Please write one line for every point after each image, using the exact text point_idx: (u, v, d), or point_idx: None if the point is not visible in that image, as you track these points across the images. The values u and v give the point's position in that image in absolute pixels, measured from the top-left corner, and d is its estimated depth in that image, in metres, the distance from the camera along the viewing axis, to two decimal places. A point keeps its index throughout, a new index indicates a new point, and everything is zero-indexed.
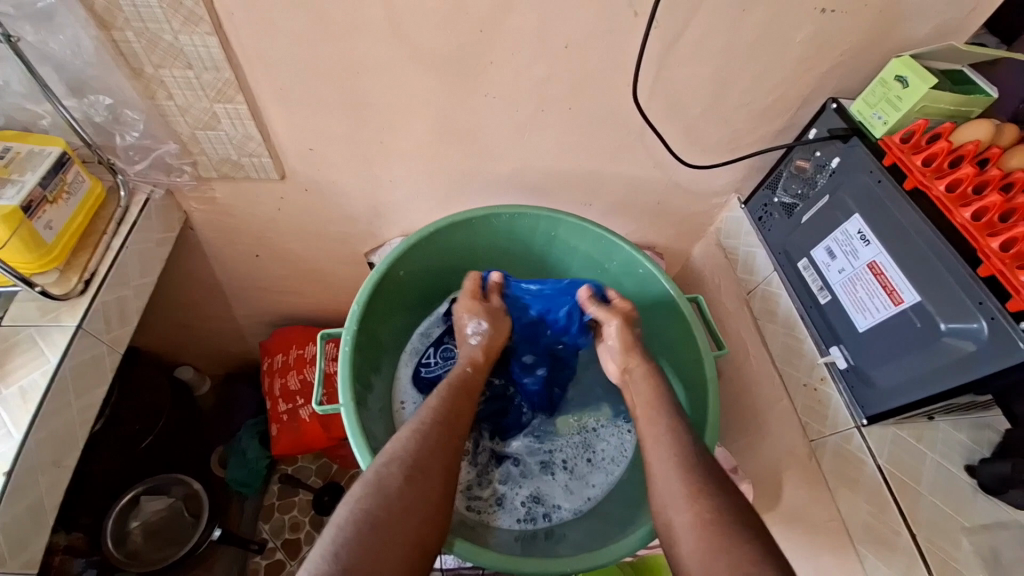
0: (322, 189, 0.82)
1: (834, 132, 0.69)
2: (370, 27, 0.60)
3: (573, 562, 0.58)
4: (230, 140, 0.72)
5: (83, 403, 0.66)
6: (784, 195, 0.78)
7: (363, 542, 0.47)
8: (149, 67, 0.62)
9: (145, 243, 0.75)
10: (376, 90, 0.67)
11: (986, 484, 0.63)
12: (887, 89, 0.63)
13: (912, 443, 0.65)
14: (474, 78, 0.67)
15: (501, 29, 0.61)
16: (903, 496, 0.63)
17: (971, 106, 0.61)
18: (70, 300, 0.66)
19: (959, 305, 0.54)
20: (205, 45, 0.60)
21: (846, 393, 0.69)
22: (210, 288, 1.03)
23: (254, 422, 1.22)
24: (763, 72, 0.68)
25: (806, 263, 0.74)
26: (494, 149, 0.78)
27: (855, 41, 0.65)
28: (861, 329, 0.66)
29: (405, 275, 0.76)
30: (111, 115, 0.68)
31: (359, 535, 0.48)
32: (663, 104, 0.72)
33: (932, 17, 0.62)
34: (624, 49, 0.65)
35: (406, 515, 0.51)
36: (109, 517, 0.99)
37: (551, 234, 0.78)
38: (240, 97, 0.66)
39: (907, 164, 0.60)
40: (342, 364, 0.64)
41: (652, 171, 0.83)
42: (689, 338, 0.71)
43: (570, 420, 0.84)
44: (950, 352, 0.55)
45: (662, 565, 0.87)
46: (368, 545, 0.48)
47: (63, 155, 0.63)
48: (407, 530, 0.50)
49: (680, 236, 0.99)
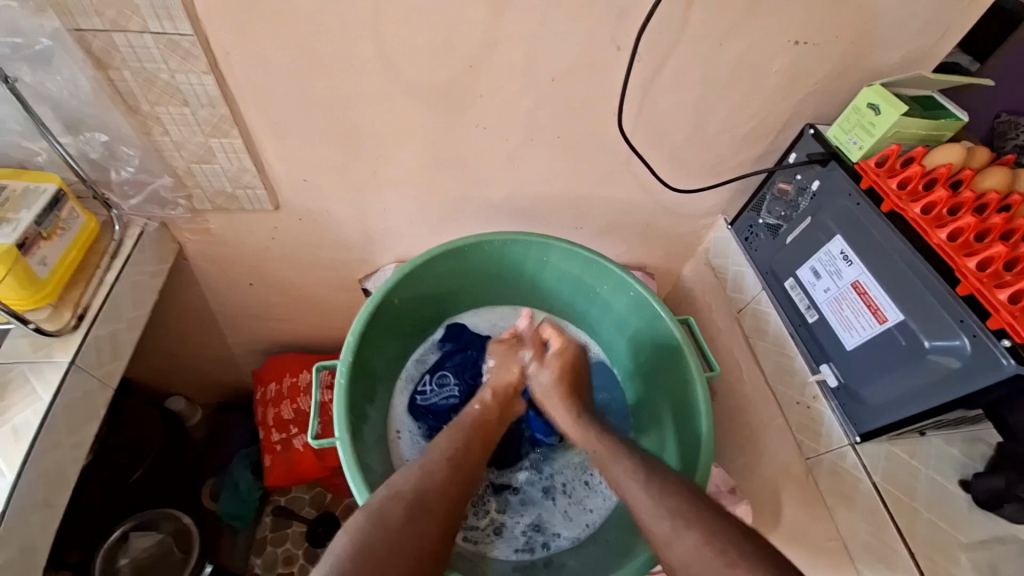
0: (316, 218, 0.83)
1: (813, 157, 0.72)
2: (361, 63, 0.62)
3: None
4: (224, 173, 0.73)
5: (75, 440, 0.65)
6: (768, 217, 0.80)
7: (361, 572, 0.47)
8: (145, 105, 0.64)
9: (139, 275, 0.75)
10: (368, 123, 0.69)
11: (981, 500, 0.63)
12: (861, 116, 0.66)
13: (906, 459, 0.66)
14: (464, 110, 0.69)
15: (489, 64, 0.63)
16: (900, 513, 0.64)
17: (942, 130, 0.64)
18: (63, 336, 0.66)
19: (942, 324, 0.56)
20: (201, 83, 0.62)
21: (838, 410, 0.70)
22: (204, 317, 1.03)
23: (245, 453, 1.20)
24: (743, 100, 0.71)
25: (792, 283, 0.76)
26: (485, 177, 0.79)
27: (829, 70, 0.67)
28: (849, 348, 0.67)
29: (399, 303, 0.77)
30: (107, 151, 0.69)
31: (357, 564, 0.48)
32: (648, 132, 0.75)
33: (900, 47, 0.65)
34: (608, 80, 0.67)
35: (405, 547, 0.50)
36: (99, 555, 0.97)
37: (542, 259, 0.80)
38: (235, 132, 0.68)
39: (883, 187, 0.62)
40: (337, 395, 0.64)
41: (640, 195, 0.85)
42: (681, 359, 0.72)
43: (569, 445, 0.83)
44: (936, 369, 0.56)
45: None
46: None
47: (58, 192, 0.64)
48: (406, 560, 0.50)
49: (670, 257, 1.00)
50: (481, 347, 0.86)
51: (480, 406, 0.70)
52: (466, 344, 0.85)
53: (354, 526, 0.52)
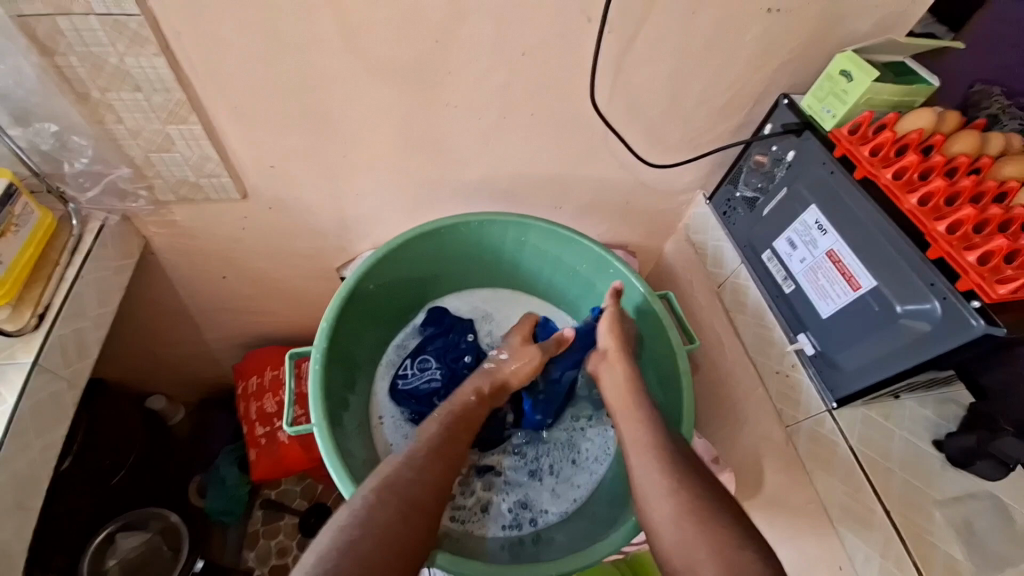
0: (287, 206, 0.80)
1: (788, 127, 0.71)
2: (323, 40, 0.59)
3: (571, 563, 0.59)
4: (186, 161, 0.70)
5: (45, 442, 0.63)
6: (745, 190, 0.80)
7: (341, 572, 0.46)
8: (95, 91, 0.60)
9: (102, 271, 0.72)
10: (334, 104, 0.66)
11: (954, 458, 0.65)
12: (834, 84, 0.66)
13: (882, 422, 0.68)
14: (435, 89, 0.67)
15: (457, 38, 0.61)
16: (876, 475, 0.66)
17: (914, 96, 0.64)
18: (24, 336, 0.63)
19: (913, 287, 0.56)
20: (153, 66, 0.58)
21: (816, 377, 0.71)
22: (178, 313, 1.00)
23: (232, 448, 1.18)
24: (717, 70, 0.70)
25: (769, 254, 0.76)
26: (460, 157, 0.78)
27: (802, 38, 0.67)
28: (825, 316, 0.68)
29: (376, 289, 0.75)
30: (58, 142, 0.66)
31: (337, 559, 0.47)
32: (623, 106, 0.73)
33: (872, 12, 0.65)
34: (581, 53, 0.65)
35: (392, 541, 0.50)
36: (85, 556, 0.96)
37: (521, 239, 0.79)
38: (194, 118, 0.65)
39: (856, 155, 0.62)
40: (313, 383, 0.63)
41: (618, 172, 0.85)
42: (663, 334, 0.72)
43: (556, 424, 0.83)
44: (908, 332, 0.57)
45: (652, 561, 0.86)
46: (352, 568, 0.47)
47: (9, 186, 0.60)
48: (385, 551, 0.49)
49: (651, 234, 1.00)
50: (463, 329, 0.84)
51: (464, 391, 0.70)
52: (448, 328, 0.84)
53: (341, 518, 0.51)
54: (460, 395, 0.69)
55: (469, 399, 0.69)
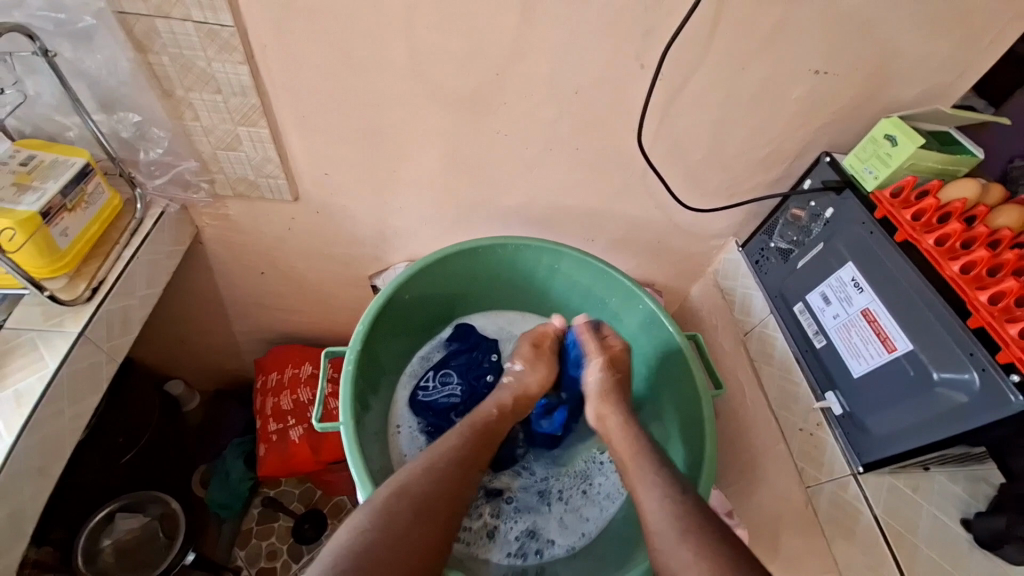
0: (333, 212, 0.84)
1: (828, 183, 0.72)
2: (391, 62, 0.63)
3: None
4: (248, 161, 0.74)
5: (76, 411, 0.66)
6: (780, 241, 0.81)
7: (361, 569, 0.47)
8: (179, 89, 0.65)
9: (154, 254, 0.76)
10: (391, 121, 0.70)
11: (982, 540, 0.61)
12: (878, 147, 0.67)
13: (909, 493, 0.65)
14: (488, 117, 0.70)
15: (515, 72, 0.65)
16: (900, 547, 0.63)
17: (959, 165, 0.65)
18: (76, 307, 0.67)
19: (952, 355, 0.55)
20: (235, 72, 0.63)
21: (842, 439, 0.69)
22: (211, 303, 1.04)
23: (239, 441, 1.19)
24: (762, 123, 0.72)
25: (801, 307, 0.76)
26: (502, 182, 0.80)
27: (848, 100, 0.69)
28: (856, 375, 0.67)
29: (410, 299, 0.77)
30: (138, 131, 0.71)
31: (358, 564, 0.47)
32: (666, 148, 0.76)
33: (920, 82, 0.66)
34: (632, 96, 0.68)
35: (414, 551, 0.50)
36: (82, 534, 0.97)
37: (553, 266, 0.80)
38: (263, 122, 0.69)
39: (898, 218, 0.63)
40: (343, 382, 0.64)
41: (654, 211, 0.86)
42: (688, 374, 0.72)
43: (574, 451, 0.82)
44: (944, 401, 0.56)
45: None
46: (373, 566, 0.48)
47: (86, 166, 0.65)
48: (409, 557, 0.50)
49: (680, 275, 1.01)
50: (488, 348, 0.85)
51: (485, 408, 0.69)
52: (473, 345, 0.85)
53: (363, 522, 0.51)
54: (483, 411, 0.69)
55: (488, 417, 0.68)
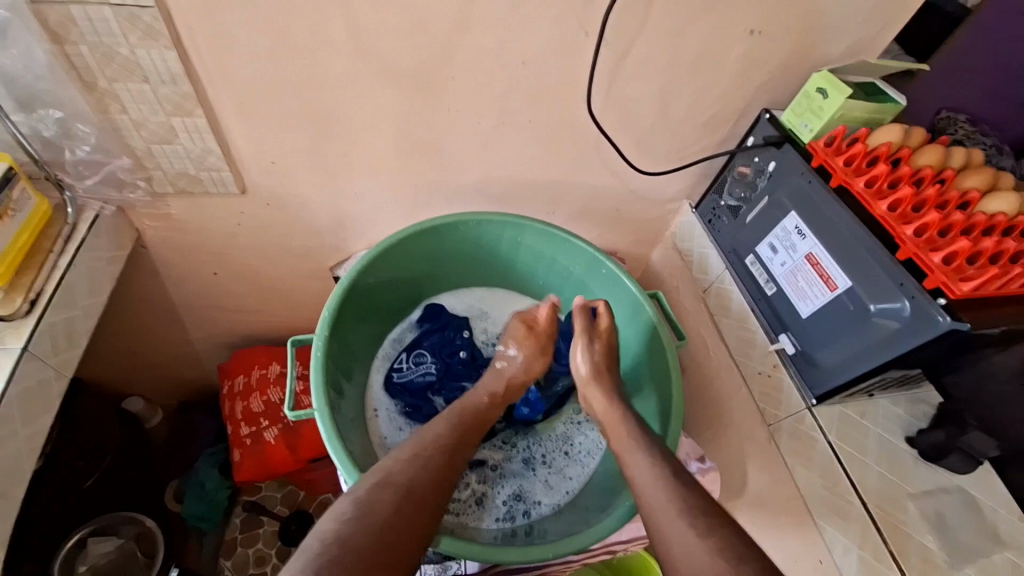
0: (285, 203, 0.81)
1: (769, 140, 0.76)
2: (332, 39, 0.61)
3: (569, 547, 0.61)
4: (188, 154, 0.71)
5: (30, 432, 0.62)
6: (730, 199, 0.84)
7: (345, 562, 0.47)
8: (102, 80, 0.61)
9: (95, 261, 0.72)
10: (338, 103, 0.68)
11: (925, 453, 0.69)
12: (811, 101, 0.71)
13: (857, 418, 0.71)
14: (438, 93, 0.69)
15: (461, 45, 0.64)
16: (853, 467, 0.69)
17: (883, 113, 0.70)
18: (14, 323, 0.62)
19: (883, 287, 0.60)
20: (163, 58, 0.60)
21: (796, 376, 0.74)
22: (164, 310, 0.99)
23: (212, 450, 1.16)
24: (705, 84, 0.74)
25: (752, 259, 0.80)
26: (457, 160, 0.80)
27: (783, 57, 0.72)
28: (804, 316, 0.71)
29: (375, 283, 0.76)
30: (60, 128, 0.66)
31: (338, 553, 0.48)
32: (617, 115, 0.77)
33: (845, 38, 0.70)
34: (579, 64, 0.69)
35: (394, 532, 0.51)
36: (57, 560, 0.90)
37: (516, 240, 0.81)
38: (199, 111, 0.66)
39: (833, 164, 0.67)
40: (314, 371, 0.64)
41: (610, 179, 0.88)
42: (653, 331, 0.75)
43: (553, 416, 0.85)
44: (879, 330, 0.61)
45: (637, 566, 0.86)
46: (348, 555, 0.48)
47: (10, 172, 0.60)
48: (387, 541, 0.50)
49: (639, 241, 1.04)
50: (459, 325, 0.85)
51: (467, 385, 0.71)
52: (443, 325, 0.84)
53: (342, 514, 0.52)
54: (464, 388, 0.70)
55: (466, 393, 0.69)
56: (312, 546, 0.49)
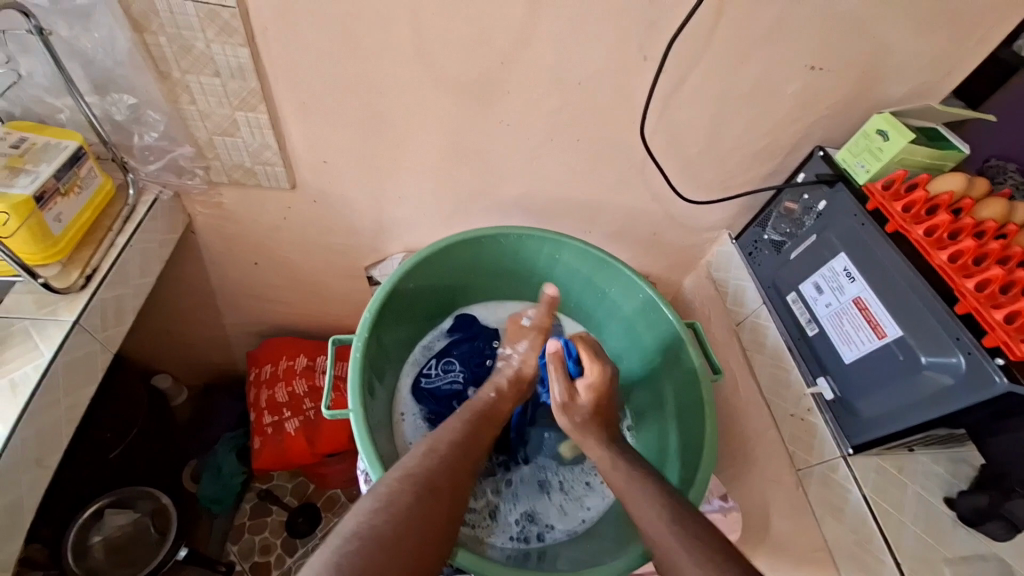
0: (331, 200, 0.83)
1: (822, 177, 0.75)
2: (397, 48, 0.63)
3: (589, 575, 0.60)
4: (245, 147, 0.73)
5: (71, 401, 0.64)
6: (773, 233, 0.83)
7: (370, 554, 0.48)
8: (177, 72, 0.64)
9: (148, 242, 0.74)
10: (395, 109, 0.70)
11: (965, 516, 0.66)
12: (870, 142, 0.69)
13: (894, 473, 0.69)
14: (491, 106, 0.70)
15: (520, 61, 0.65)
16: (888, 525, 0.66)
17: (945, 160, 0.67)
18: (69, 294, 0.65)
19: (940, 340, 0.58)
20: (236, 55, 0.62)
21: (832, 423, 0.71)
22: (202, 294, 1.02)
23: (233, 434, 1.18)
24: (758, 117, 0.73)
25: (794, 297, 0.78)
26: (502, 173, 0.81)
27: (841, 95, 0.71)
28: (848, 362, 0.69)
29: (413, 288, 0.77)
30: (132, 114, 0.69)
31: (365, 542, 0.49)
32: (665, 140, 0.77)
33: (908, 80, 0.69)
34: (634, 88, 0.69)
35: (417, 523, 0.52)
36: (71, 528, 0.95)
37: (554, 256, 0.81)
38: (262, 107, 0.68)
39: (889, 209, 0.65)
40: (352, 371, 0.64)
41: (651, 203, 0.88)
42: (687, 362, 0.73)
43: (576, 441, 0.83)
44: (931, 384, 0.59)
45: None
46: (377, 552, 0.48)
47: (79, 149, 0.63)
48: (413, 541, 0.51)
49: (673, 267, 1.02)
50: (490, 336, 0.86)
51: (496, 399, 0.70)
52: (474, 334, 0.85)
53: (365, 510, 0.52)
54: (492, 401, 0.70)
55: (495, 407, 0.69)
56: (336, 537, 0.49)
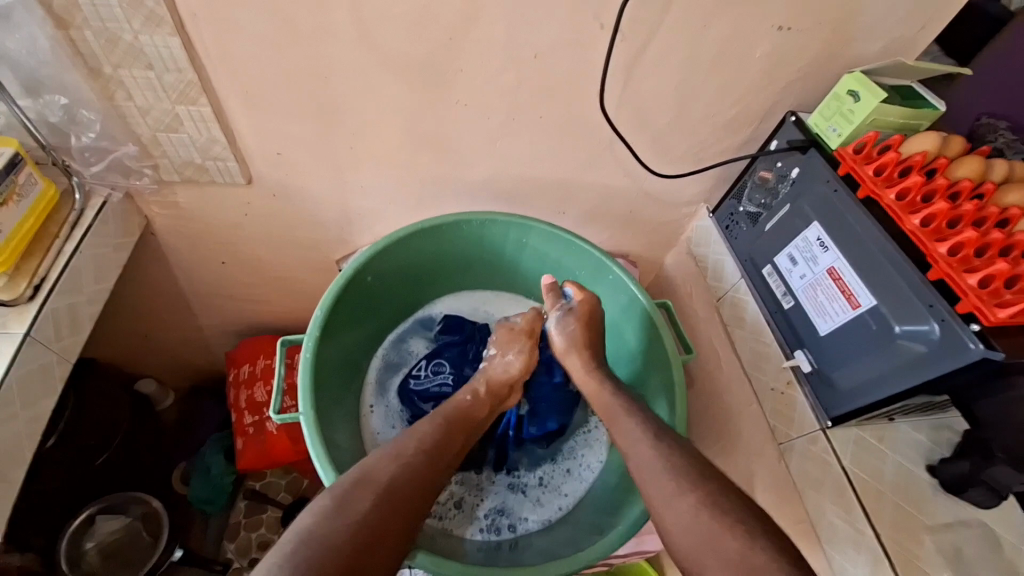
0: (291, 194, 0.80)
1: (794, 144, 0.72)
2: (337, 28, 0.59)
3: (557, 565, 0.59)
4: (193, 143, 0.70)
5: (31, 415, 0.63)
6: (749, 205, 0.80)
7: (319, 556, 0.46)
8: (108, 67, 0.61)
9: (101, 248, 0.72)
10: (344, 94, 0.67)
11: (947, 484, 0.65)
12: (841, 104, 0.66)
13: (874, 443, 0.67)
14: (445, 86, 0.67)
15: (469, 36, 0.62)
16: (867, 496, 0.65)
17: (920, 119, 0.65)
18: (18, 307, 0.63)
19: (911, 308, 0.56)
20: (167, 45, 0.59)
21: (812, 395, 0.70)
22: (175, 297, 1.00)
23: (219, 436, 1.17)
24: (727, 83, 0.70)
25: (769, 270, 0.76)
26: (465, 156, 0.78)
27: (812, 56, 0.67)
28: (823, 334, 0.67)
29: (374, 280, 0.75)
30: (67, 115, 0.66)
31: (316, 546, 0.47)
32: (632, 114, 0.74)
33: (883, 36, 0.66)
34: (593, 60, 0.66)
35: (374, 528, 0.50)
36: (64, 538, 0.95)
37: (522, 241, 0.78)
38: (203, 100, 0.65)
39: (860, 173, 0.62)
40: (303, 370, 0.63)
41: (623, 179, 0.85)
42: (657, 342, 0.72)
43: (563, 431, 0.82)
44: (904, 354, 0.57)
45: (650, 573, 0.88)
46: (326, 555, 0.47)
47: (15, 156, 0.61)
48: (366, 544, 0.49)
49: (653, 244, 1.00)
50: (483, 334, 0.85)
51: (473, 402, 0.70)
52: (466, 337, 0.85)
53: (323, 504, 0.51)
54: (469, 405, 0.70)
55: (474, 407, 0.70)
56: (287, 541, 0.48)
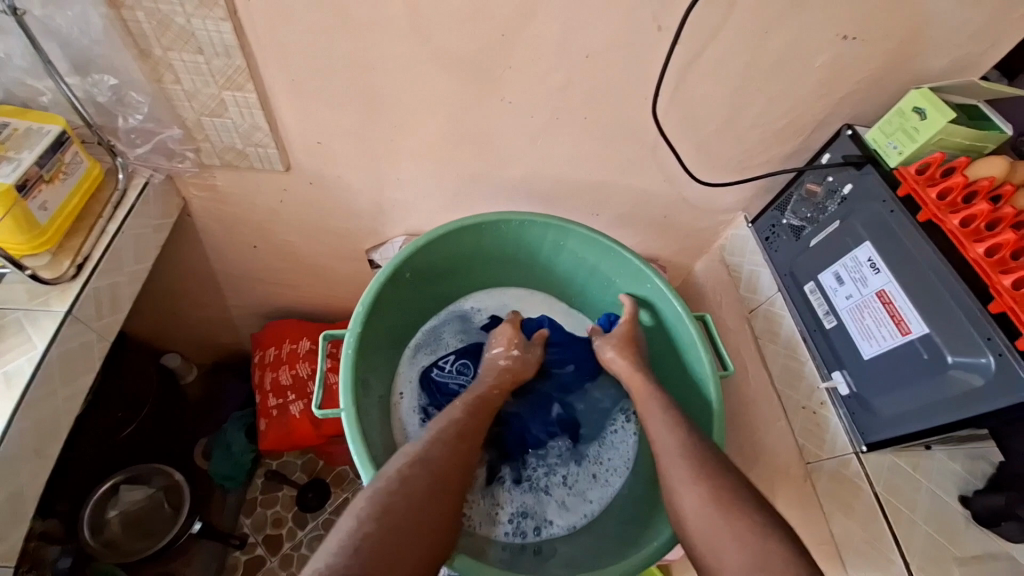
0: (328, 182, 0.80)
1: (849, 159, 0.69)
2: (389, 21, 0.58)
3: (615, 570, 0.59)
4: (236, 128, 0.70)
5: (70, 391, 0.64)
6: (793, 218, 0.78)
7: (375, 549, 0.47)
8: (158, 49, 0.60)
9: (142, 228, 0.73)
10: (389, 86, 0.65)
11: (979, 516, 0.62)
12: (905, 120, 0.64)
13: (910, 472, 0.65)
14: (493, 82, 0.66)
15: (523, 33, 0.60)
16: (898, 522, 0.64)
17: (986, 141, 0.62)
18: (60, 285, 0.64)
19: (968, 340, 0.54)
20: (218, 30, 0.58)
21: (846, 419, 0.69)
22: (204, 276, 1.01)
23: (240, 415, 1.19)
24: (781, 92, 0.68)
25: (812, 286, 0.74)
26: (505, 154, 0.77)
27: (875, 69, 0.65)
28: (866, 357, 0.66)
29: (411, 275, 0.75)
30: (115, 95, 0.66)
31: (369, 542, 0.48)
32: (681, 119, 0.72)
33: (952, 51, 0.62)
34: (648, 63, 0.64)
35: (416, 534, 0.51)
36: (88, 505, 0.97)
37: (559, 243, 0.77)
38: (250, 85, 0.64)
39: (922, 196, 0.60)
40: (343, 368, 0.63)
41: (663, 184, 0.83)
42: (695, 356, 0.70)
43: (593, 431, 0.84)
44: (955, 385, 0.55)
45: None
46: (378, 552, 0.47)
47: (62, 134, 0.61)
48: (417, 543, 0.50)
49: (684, 250, 0.98)
50: None
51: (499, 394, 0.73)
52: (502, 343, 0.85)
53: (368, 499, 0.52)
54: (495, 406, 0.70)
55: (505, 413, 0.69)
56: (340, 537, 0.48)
